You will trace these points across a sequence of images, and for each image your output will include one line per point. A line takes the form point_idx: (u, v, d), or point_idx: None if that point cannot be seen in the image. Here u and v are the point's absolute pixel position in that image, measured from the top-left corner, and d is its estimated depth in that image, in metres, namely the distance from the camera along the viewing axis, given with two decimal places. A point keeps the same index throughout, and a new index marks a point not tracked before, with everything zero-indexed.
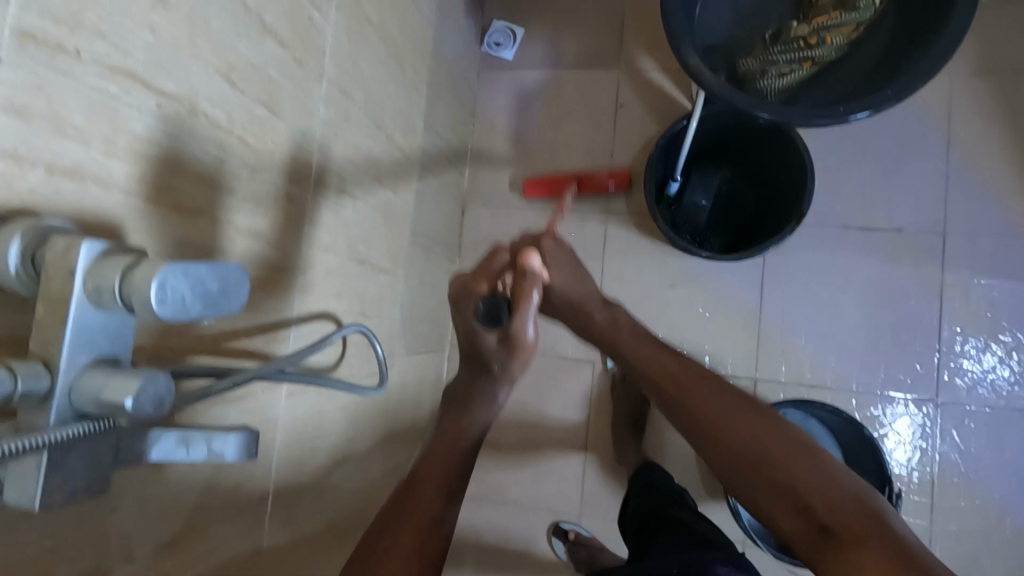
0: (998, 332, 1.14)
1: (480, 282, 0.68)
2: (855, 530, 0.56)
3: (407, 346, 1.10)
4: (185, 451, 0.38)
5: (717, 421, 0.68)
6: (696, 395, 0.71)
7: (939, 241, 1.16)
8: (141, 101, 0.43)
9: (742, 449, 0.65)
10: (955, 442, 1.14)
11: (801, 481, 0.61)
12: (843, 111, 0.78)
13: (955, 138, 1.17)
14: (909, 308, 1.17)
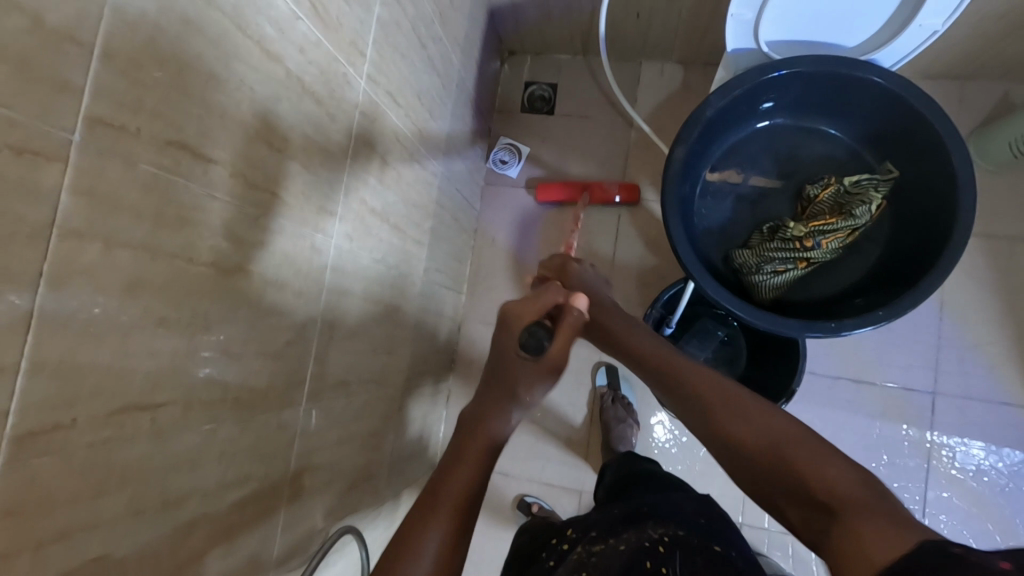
0: (986, 500, 1.14)
1: (531, 307, 0.66)
2: (856, 503, 0.51)
3: (390, 475, 1.09)
4: None
5: (703, 390, 0.69)
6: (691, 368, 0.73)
7: (928, 401, 1.17)
8: (138, 425, 0.44)
9: (781, 422, 0.61)
10: None
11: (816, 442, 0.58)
12: (836, 327, 0.79)
13: (948, 297, 1.18)
14: (897, 471, 1.17)
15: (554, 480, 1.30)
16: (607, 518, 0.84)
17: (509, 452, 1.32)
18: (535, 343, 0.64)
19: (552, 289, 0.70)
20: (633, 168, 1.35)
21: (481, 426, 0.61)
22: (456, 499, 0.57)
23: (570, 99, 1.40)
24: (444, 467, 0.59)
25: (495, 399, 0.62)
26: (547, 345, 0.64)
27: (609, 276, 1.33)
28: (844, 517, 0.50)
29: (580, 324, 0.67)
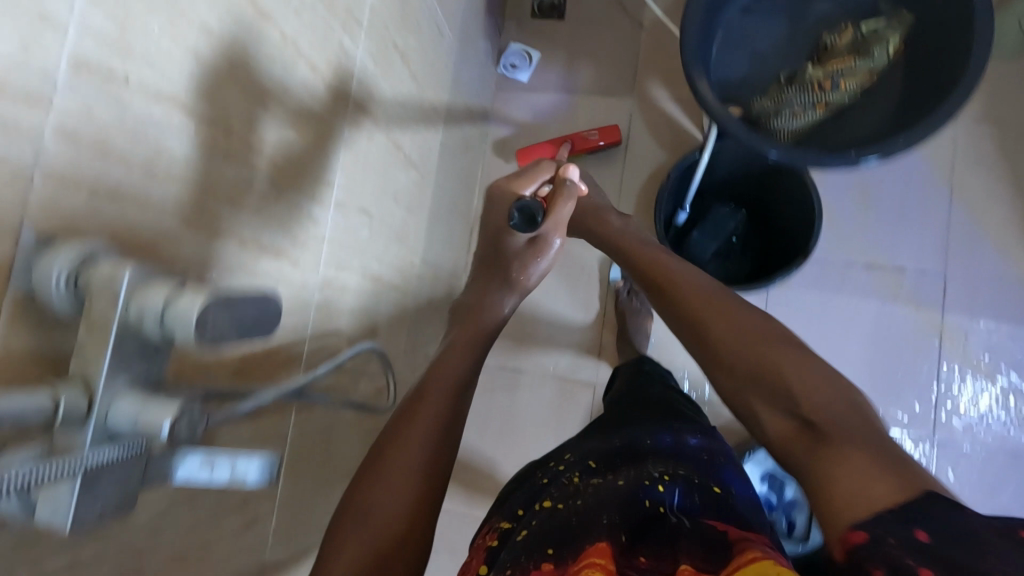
0: (995, 376, 1.16)
1: (527, 185, 0.82)
2: (845, 439, 0.53)
3: (412, 362, 1.11)
4: (209, 473, 0.37)
5: (697, 308, 0.70)
6: (688, 278, 0.74)
7: (939, 285, 1.19)
8: (197, 238, 0.47)
9: (779, 330, 0.66)
10: (950, 481, 1.15)
11: (807, 361, 0.61)
12: (855, 154, 0.78)
13: (959, 185, 1.19)
14: (910, 352, 1.19)
15: (570, 374, 1.38)
16: (612, 449, 0.79)
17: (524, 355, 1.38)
18: (523, 215, 0.75)
19: (541, 164, 0.84)
20: (642, 70, 1.36)
21: (489, 301, 0.79)
22: (411, 473, 0.55)
23: (578, 4, 1.40)
24: (392, 429, 0.58)
25: (467, 332, 0.73)
26: (539, 218, 0.75)
27: (621, 174, 1.34)
28: (833, 443, 0.53)
29: (574, 198, 0.82)
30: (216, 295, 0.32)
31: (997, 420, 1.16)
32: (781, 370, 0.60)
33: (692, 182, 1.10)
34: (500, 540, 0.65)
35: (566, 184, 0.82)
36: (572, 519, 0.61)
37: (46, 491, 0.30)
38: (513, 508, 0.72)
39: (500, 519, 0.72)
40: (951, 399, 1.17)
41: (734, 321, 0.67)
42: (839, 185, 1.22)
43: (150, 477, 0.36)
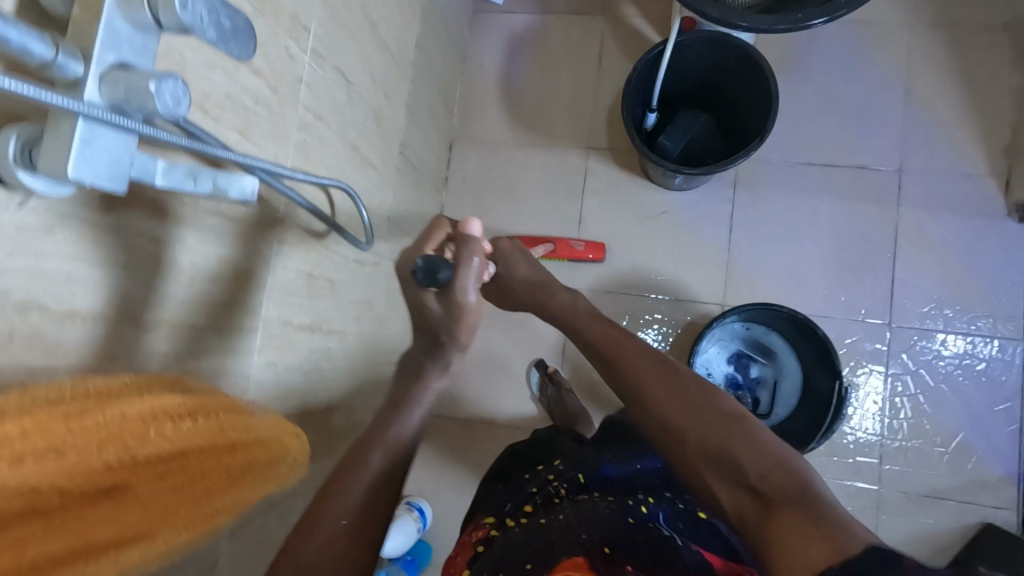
0: (951, 263, 1.20)
1: (425, 247, 0.68)
2: (785, 501, 0.54)
3: (393, 255, 1.14)
4: (194, 182, 0.45)
5: (646, 385, 0.70)
6: (642, 360, 0.73)
7: (896, 179, 1.24)
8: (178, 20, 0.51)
9: (716, 406, 0.65)
10: (906, 363, 1.21)
11: (757, 438, 0.61)
12: (804, 18, 0.84)
13: (914, 87, 1.25)
14: (867, 244, 1.23)
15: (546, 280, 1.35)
16: (602, 471, 0.80)
17: None
18: (426, 268, 0.63)
19: (437, 225, 0.70)
20: None
21: (422, 370, 0.67)
22: (377, 477, 0.60)
23: None
24: (342, 469, 0.61)
25: (406, 389, 0.67)
26: (442, 271, 0.63)
27: (595, 88, 1.38)
28: (774, 509, 0.54)
29: (482, 251, 0.65)
30: None
31: (953, 303, 1.20)
32: (729, 436, 0.61)
33: (657, 81, 1.14)
34: (483, 545, 0.72)
35: (468, 240, 0.65)
36: (556, 536, 0.64)
37: (53, 128, 0.36)
38: (503, 505, 0.81)
39: (485, 517, 0.81)
40: (907, 286, 1.21)
41: (682, 402, 0.66)
42: (799, 92, 1.28)
43: (142, 173, 0.41)
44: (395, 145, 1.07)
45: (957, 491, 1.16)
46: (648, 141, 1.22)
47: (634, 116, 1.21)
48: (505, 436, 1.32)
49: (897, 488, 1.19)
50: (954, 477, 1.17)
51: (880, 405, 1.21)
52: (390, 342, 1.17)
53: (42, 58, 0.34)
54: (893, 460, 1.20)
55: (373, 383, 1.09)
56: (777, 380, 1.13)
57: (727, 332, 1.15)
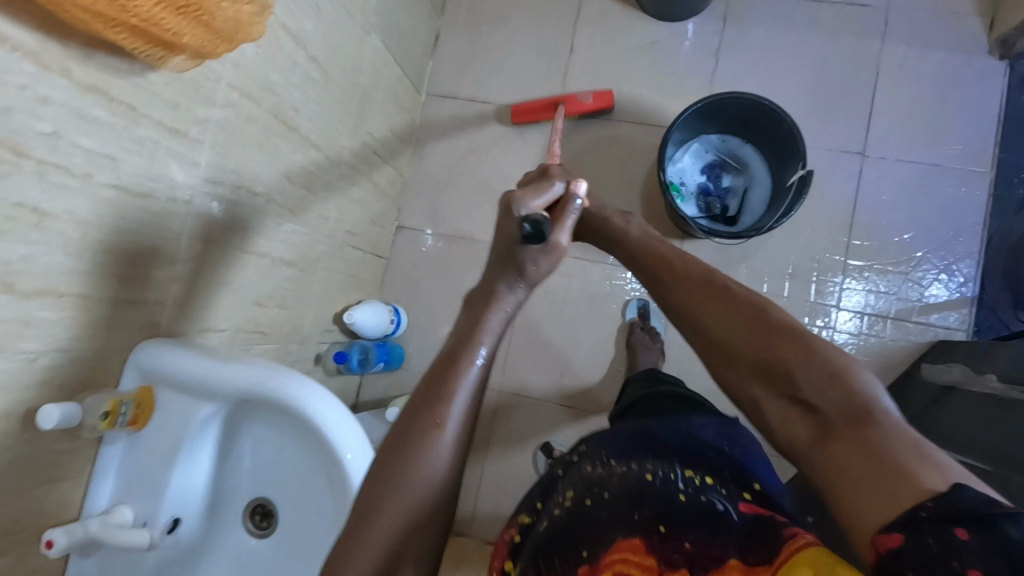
0: (928, 99, 1.23)
1: (535, 200, 0.69)
2: (848, 429, 0.42)
3: (387, 42, 1.16)
4: None
5: (695, 314, 0.55)
6: (679, 287, 0.58)
7: (883, 16, 1.26)
8: None
9: (768, 315, 0.50)
10: (876, 192, 1.23)
11: (834, 365, 0.45)
12: None
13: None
14: (849, 79, 1.25)
15: (534, 105, 1.37)
16: (599, 437, 0.72)
17: (492, 88, 1.39)
18: (531, 229, 0.62)
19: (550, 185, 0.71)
20: None
21: (494, 290, 0.62)
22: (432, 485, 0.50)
23: None
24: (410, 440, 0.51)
25: (476, 314, 0.60)
26: (546, 228, 0.63)
27: None
28: (839, 436, 0.42)
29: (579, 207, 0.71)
30: None
31: (927, 138, 1.23)
32: (780, 361, 0.47)
33: None
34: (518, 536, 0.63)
35: (573, 200, 0.70)
36: (604, 512, 0.56)
37: None
38: (528, 498, 0.69)
39: (517, 514, 0.68)
40: (883, 117, 1.24)
41: (721, 312, 0.53)
42: None
43: None
44: None
45: (911, 310, 1.21)
46: None
47: None
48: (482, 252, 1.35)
49: (855, 305, 1.23)
50: (909, 299, 1.21)
51: (846, 229, 1.24)
52: (376, 134, 1.19)
53: None
54: (853, 284, 1.23)
55: (355, 160, 1.12)
56: (747, 189, 1.16)
57: (699, 141, 1.18)
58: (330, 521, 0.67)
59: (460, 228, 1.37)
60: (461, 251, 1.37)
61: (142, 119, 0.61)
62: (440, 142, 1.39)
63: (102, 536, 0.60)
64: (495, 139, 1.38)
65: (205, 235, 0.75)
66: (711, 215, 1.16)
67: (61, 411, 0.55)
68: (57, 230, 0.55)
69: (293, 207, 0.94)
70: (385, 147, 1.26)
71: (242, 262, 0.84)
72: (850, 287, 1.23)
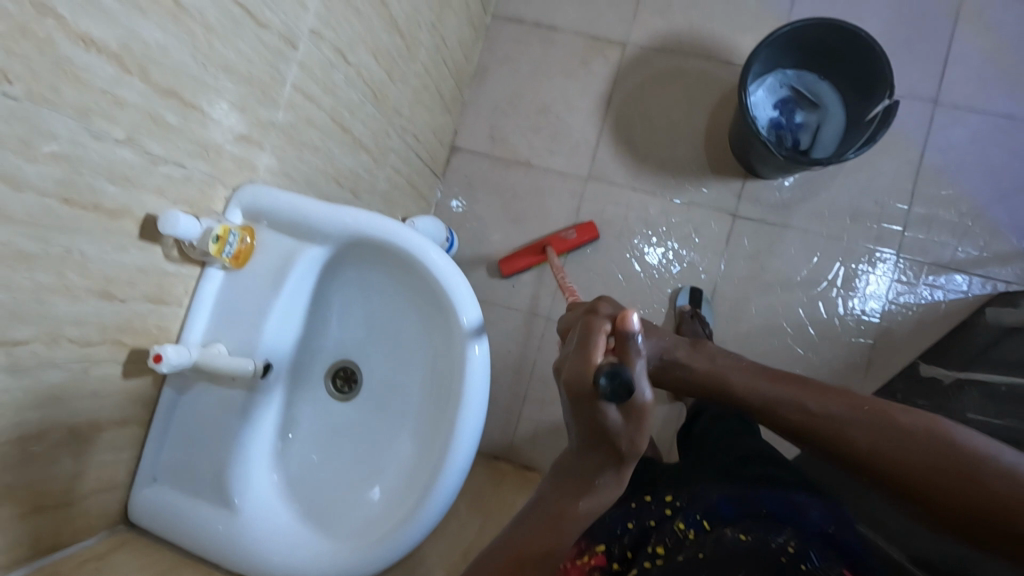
0: (1005, 49, 1.22)
1: (592, 356, 0.53)
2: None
3: None
4: None
5: (833, 434, 0.62)
6: (779, 391, 0.68)
7: None
8: None
9: (907, 423, 0.58)
10: (945, 140, 1.22)
11: (960, 454, 0.54)
12: None
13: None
14: (930, 24, 1.24)
15: (601, 33, 1.35)
16: (718, 508, 0.65)
17: (560, 12, 1.37)
18: (612, 386, 0.49)
19: (595, 323, 0.56)
20: None
21: (598, 475, 0.52)
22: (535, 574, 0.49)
23: None
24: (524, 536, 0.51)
25: (573, 494, 0.53)
26: (631, 384, 0.49)
27: None
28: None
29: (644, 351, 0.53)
30: None
31: (1000, 88, 1.22)
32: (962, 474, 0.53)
33: None
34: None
35: (630, 341, 0.53)
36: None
37: None
38: (607, 529, 0.68)
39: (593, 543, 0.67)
40: (959, 64, 1.23)
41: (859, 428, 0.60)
42: None
43: None
44: None
45: (970, 262, 1.20)
46: None
47: None
48: (538, 178, 1.34)
49: (913, 253, 1.22)
50: (970, 249, 1.20)
51: (910, 176, 1.23)
52: (447, 42, 1.17)
53: None
54: (914, 232, 1.22)
55: (429, 63, 1.10)
56: (820, 125, 1.15)
57: (774, 75, 1.16)
58: (433, 400, 0.65)
59: (518, 153, 1.35)
60: (516, 176, 1.35)
61: None
62: (503, 66, 1.38)
63: (205, 362, 0.59)
64: (559, 65, 1.36)
65: (304, 89, 0.73)
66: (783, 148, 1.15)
67: (185, 220, 0.54)
68: (190, 30, 0.52)
69: (376, 90, 0.92)
70: (453, 58, 1.23)
71: (330, 129, 0.82)
72: (910, 234, 1.22)
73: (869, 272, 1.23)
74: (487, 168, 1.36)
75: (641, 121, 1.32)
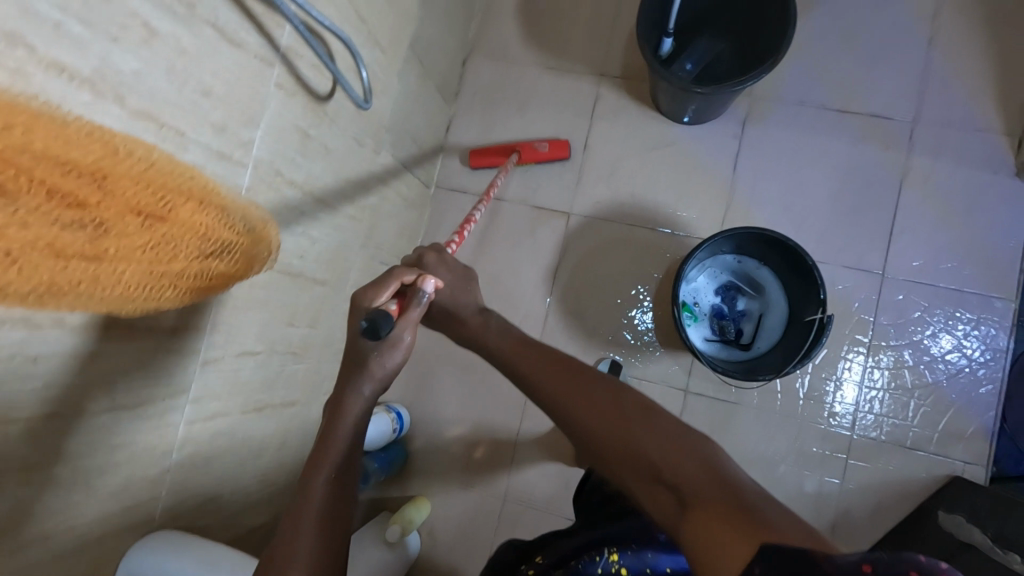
0: (951, 218, 1.20)
1: (378, 295, 0.70)
2: (704, 500, 0.50)
3: (396, 149, 1.14)
4: None
5: (578, 413, 0.64)
6: (540, 370, 0.70)
7: (907, 129, 1.23)
8: None
9: (626, 403, 0.64)
10: (895, 314, 1.21)
11: (678, 445, 0.57)
12: None
13: (938, 34, 1.24)
14: (872, 191, 1.23)
15: (544, 202, 1.34)
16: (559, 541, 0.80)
17: (503, 180, 1.36)
18: (371, 328, 0.65)
19: (402, 270, 0.73)
20: None
21: (343, 396, 0.66)
22: (319, 506, 0.61)
23: None
24: (306, 476, 0.63)
25: (332, 412, 0.66)
26: (384, 328, 0.64)
27: (614, 15, 1.36)
28: (693, 510, 0.50)
29: (427, 295, 0.70)
30: None
31: (950, 259, 1.20)
32: (643, 444, 0.58)
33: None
34: None
35: (418, 295, 0.70)
36: None
37: None
38: None
39: None
40: (904, 233, 1.21)
41: (592, 399, 0.65)
42: (820, 32, 1.27)
43: None
44: (404, 33, 1.05)
45: (937, 402, 1.18)
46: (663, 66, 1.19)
47: (650, 38, 1.18)
48: None
49: (884, 363, 1.20)
50: (950, 344, 1.18)
51: (860, 351, 1.21)
52: (380, 243, 1.17)
53: None
54: (869, 409, 1.20)
55: (362, 274, 1.10)
56: (763, 314, 1.13)
57: (716, 263, 1.15)
58: None
59: None
60: None
61: (148, 343, 0.60)
62: (448, 236, 1.37)
63: None
64: (504, 234, 1.35)
65: (199, 413, 0.72)
66: (725, 340, 1.12)
67: None
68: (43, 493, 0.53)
69: (296, 345, 0.92)
70: (391, 247, 1.23)
71: (242, 418, 0.82)
72: (879, 343, 1.21)
73: (839, 390, 1.21)
74: None
75: (588, 291, 1.31)
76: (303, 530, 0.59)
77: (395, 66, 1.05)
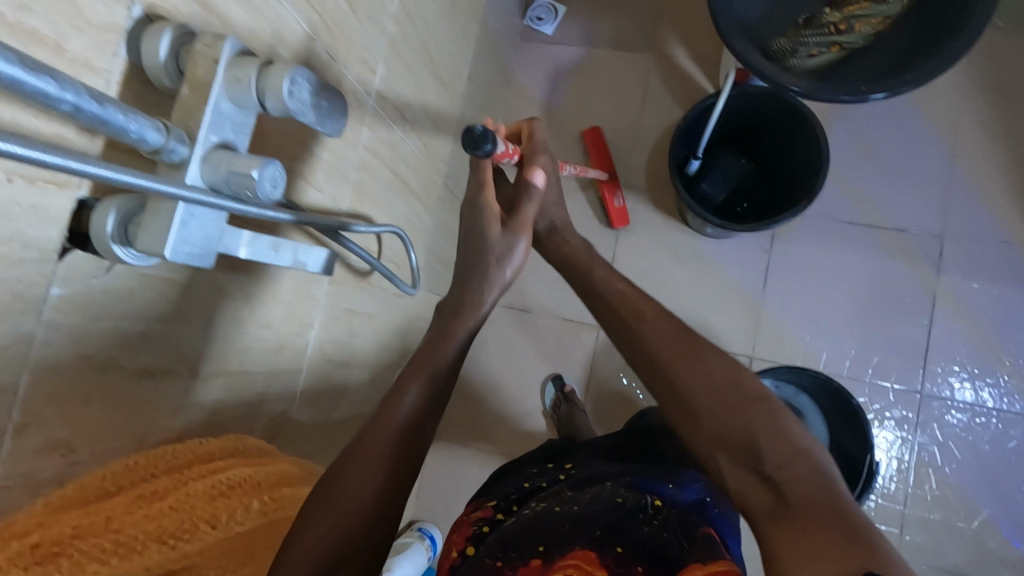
0: (984, 335, 1.20)
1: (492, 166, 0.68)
2: (817, 524, 0.45)
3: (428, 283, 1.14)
4: (280, 257, 0.51)
5: (707, 397, 0.56)
6: (657, 331, 0.63)
7: (935, 245, 1.23)
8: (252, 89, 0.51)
9: (748, 392, 0.56)
10: (935, 435, 1.19)
11: (802, 458, 0.51)
12: (864, 91, 0.83)
13: (959, 148, 1.25)
14: (903, 307, 1.23)
15: (574, 315, 1.35)
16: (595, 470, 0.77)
17: (531, 294, 1.37)
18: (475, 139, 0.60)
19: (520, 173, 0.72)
20: (664, 28, 1.38)
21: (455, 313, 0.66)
22: (389, 444, 0.57)
23: None
24: (401, 378, 0.62)
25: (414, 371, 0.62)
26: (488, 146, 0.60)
27: (635, 127, 1.37)
28: (794, 525, 0.46)
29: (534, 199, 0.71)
30: (300, 74, 0.40)
31: (986, 378, 1.19)
32: (755, 437, 0.52)
33: (705, 132, 1.11)
34: (488, 526, 0.72)
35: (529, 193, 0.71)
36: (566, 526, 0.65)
37: (145, 228, 0.36)
38: (504, 489, 0.80)
39: (488, 499, 0.80)
40: (938, 353, 1.21)
41: (708, 375, 0.57)
42: (842, 146, 1.28)
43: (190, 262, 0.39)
44: (438, 176, 1.06)
45: (983, 528, 1.16)
46: (690, 187, 1.20)
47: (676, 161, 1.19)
48: None
49: (928, 488, 1.18)
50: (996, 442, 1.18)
51: (901, 472, 1.19)
52: None
53: (113, 229, 0.36)
54: (912, 534, 1.17)
55: None
56: None
57: None
58: None
59: (498, 439, 1.34)
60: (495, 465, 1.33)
61: None
62: (477, 350, 1.37)
63: None
64: (534, 348, 1.35)
65: None
66: None
67: None
68: None
69: None
70: None
71: None
72: (921, 463, 1.19)
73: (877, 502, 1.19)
74: (467, 457, 1.34)
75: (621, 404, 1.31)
76: (344, 493, 0.54)
77: (429, 209, 1.05)
